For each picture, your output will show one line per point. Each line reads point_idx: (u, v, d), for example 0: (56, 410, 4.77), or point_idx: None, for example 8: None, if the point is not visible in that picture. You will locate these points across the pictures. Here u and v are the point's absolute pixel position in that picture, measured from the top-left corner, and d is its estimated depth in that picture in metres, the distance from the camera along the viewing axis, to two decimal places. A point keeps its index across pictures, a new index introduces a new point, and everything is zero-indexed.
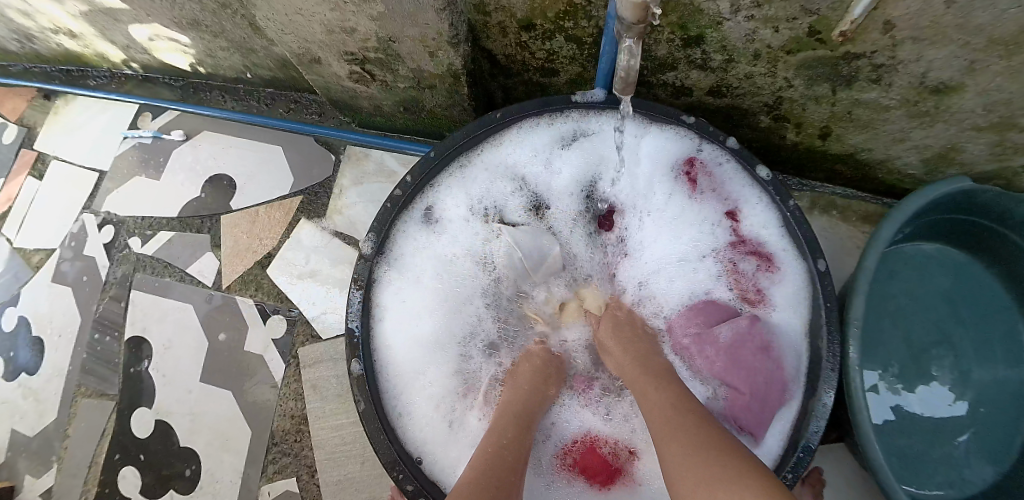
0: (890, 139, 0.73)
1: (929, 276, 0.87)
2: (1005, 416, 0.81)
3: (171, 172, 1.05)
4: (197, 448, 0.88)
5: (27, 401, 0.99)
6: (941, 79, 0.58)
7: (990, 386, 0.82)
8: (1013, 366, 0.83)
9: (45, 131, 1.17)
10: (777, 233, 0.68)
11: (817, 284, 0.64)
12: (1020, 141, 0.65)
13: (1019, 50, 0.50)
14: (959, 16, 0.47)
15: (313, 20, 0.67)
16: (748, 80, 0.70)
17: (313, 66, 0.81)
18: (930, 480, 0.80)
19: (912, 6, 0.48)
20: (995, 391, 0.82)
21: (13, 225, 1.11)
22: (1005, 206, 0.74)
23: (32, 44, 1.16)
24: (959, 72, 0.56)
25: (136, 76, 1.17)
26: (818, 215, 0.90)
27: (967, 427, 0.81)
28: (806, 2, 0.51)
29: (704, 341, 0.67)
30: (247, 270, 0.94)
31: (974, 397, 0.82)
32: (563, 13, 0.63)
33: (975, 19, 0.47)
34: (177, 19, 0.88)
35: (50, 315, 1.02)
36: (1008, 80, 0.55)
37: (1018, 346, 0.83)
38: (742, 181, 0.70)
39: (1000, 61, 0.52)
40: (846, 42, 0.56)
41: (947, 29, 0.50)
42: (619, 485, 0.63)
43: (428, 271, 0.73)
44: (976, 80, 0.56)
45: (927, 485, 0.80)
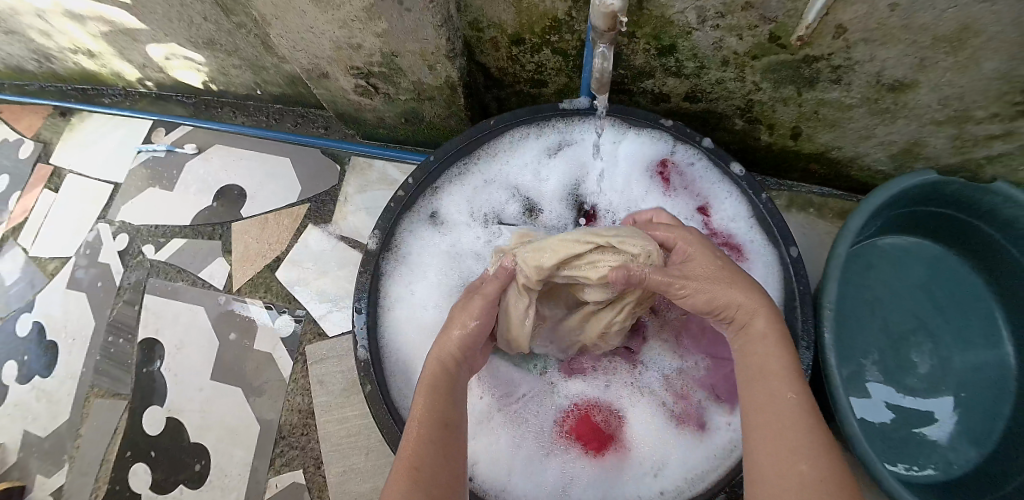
0: (857, 137, 0.80)
1: (904, 268, 0.93)
2: (985, 398, 0.86)
3: (183, 184, 1.10)
4: (206, 443, 0.92)
5: (39, 403, 1.02)
6: (895, 76, 0.65)
7: (971, 370, 0.87)
8: (990, 352, 0.88)
9: (60, 146, 1.23)
10: (746, 225, 0.74)
11: (790, 270, 0.69)
12: (975, 134, 0.71)
13: (961, 47, 0.57)
14: (903, 17, 0.54)
15: (323, 36, 0.73)
16: (721, 85, 0.76)
17: (321, 81, 0.87)
18: (915, 461, 0.85)
19: (859, 10, 0.54)
20: (974, 376, 0.87)
21: (29, 234, 1.16)
22: (968, 197, 0.80)
23: (51, 64, 1.23)
24: (910, 69, 0.63)
25: (150, 93, 1.23)
26: (796, 213, 0.96)
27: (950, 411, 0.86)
28: (765, 10, 0.58)
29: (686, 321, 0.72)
30: (257, 273, 0.99)
31: (953, 382, 0.87)
32: (548, 28, 0.70)
33: (917, 19, 0.54)
34: (194, 39, 0.95)
35: (64, 320, 1.06)
36: (956, 75, 0.62)
37: (992, 333, 0.89)
38: (715, 178, 0.76)
39: (946, 57, 0.59)
40: (805, 46, 0.63)
41: (894, 30, 0.57)
42: (611, 452, 0.67)
43: (428, 267, 0.79)
44: (927, 77, 0.63)
45: (913, 466, 0.84)
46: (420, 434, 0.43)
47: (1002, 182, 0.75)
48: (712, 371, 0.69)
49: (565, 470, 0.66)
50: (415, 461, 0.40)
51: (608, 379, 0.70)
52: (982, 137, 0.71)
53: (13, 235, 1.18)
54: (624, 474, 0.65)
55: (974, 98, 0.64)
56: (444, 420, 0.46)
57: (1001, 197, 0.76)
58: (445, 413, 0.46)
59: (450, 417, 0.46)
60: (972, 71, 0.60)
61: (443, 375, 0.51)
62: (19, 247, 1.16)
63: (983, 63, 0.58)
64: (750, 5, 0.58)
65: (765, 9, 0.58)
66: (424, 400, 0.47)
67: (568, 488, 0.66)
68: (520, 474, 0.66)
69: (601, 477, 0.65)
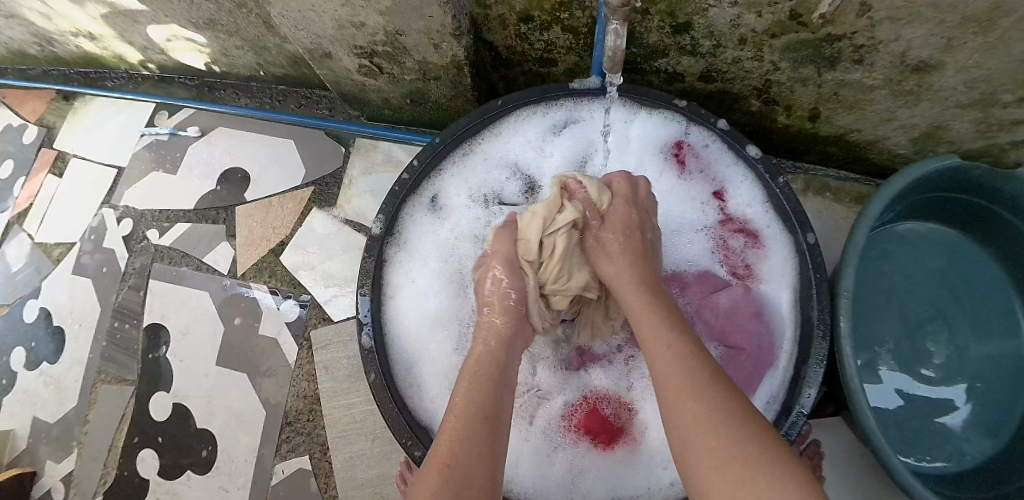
0: (878, 119, 0.77)
1: (921, 255, 0.90)
2: (1003, 388, 0.83)
3: (187, 167, 1.09)
4: (213, 429, 0.92)
5: (48, 388, 1.02)
6: (921, 57, 0.61)
7: (989, 360, 0.85)
8: (1008, 342, 0.85)
9: (64, 131, 1.22)
10: (762, 210, 0.72)
11: (806, 257, 0.66)
12: (1002, 117, 0.68)
13: (990, 27, 0.54)
14: None
15: (325, 15, 0.71)
16: (737, 65, 0.73)
17: (324, 61, 0.85)
18: (928, 452, 0.83)
19: None
20: (991, 365, 0.85)
21: (34, 220, 1.16)
22: (991, 183, 0.77)
23: (53, 47, 1.22)
24: (937, 50, 0.60)
25: (152, 77, 1.22)
26: (811, 197, 0.93)
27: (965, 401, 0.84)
28: None
29: (702, 307, 0.73)
30: (262, 257, 0.98)
31: (969, 372, 0.85)
32: (558, 5, 0.67)
33: None
34: (195, 19, 0.93)
35: (71, 306, 1.06)
36: (983, 57, 0.59)
37: (1011, 322, 0.86)
38: (729, 161, 0.73)
39: (973, 38, 0.56)
40: (827, 24, 0.60)
41: (920, 9, 0.53)
42: (621, 444, 0.65)
43: (434, 253, 0.77)
44: (954, 58, 0.60)
45: (925, 458, 0.83)
46: (457, 428, 0.45)
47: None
48: (727, 358, 0.70)
49: (574, 462, 0.65)
50: (447, 458, 0.42)
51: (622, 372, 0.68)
52: (1009, 122, 0.69)
53: (19, 221, 1.17)
54: (635, 467, 0.63)
55: (1002, 81, 0.62)
56: (486, 415, 0.46)
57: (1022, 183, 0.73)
58: (486, 407, 0.46)
59: (493, 410, 0.47)
60: (1002, 53, 0.57)
61: (487, 372, 0.51)
62: (24, 233, 1.16)
63: (1011, 44, 0.55)
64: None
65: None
66: (463, 393, 0.48)
67: (578, 480, 0.64)
68: (527, 464, 0.65)
69: (611, 468, 0.64)
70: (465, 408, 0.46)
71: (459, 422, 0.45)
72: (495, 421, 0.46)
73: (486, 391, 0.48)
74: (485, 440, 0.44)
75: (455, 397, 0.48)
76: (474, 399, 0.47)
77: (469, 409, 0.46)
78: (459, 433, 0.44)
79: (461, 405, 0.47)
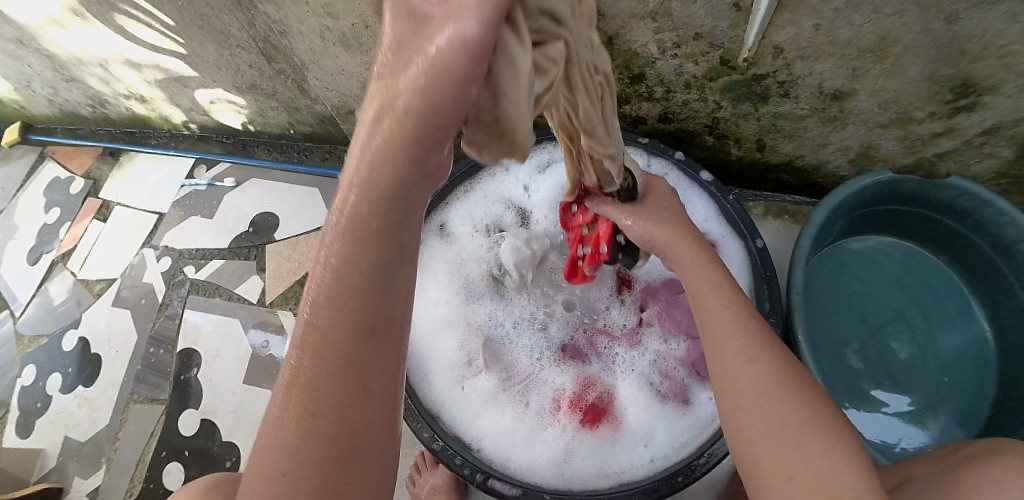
0: (815, 144, 0.93)
1: (877, 265, 1.03)
2: (968, 379, 0.94)
3: (222, 213, 1.23)
4: (238, 441, 1.00)
5: (81, 409, 1.10)
6: (835, 86, 0.78)
7: (955, 354, 0.96)
8: (965, 338, 0.97)
9: (109, 182, 1.38)
10: (716, 223, 0.86)
11: (756, 259, 0.81)
12: (922, 132, 0.83)
13: (884, 56, 0.70)
14: (828, 35, 0.68)
15: (352, 77, 0.89)
16: (687, 106, 0.90)
17: (348, 117, 1.02)
18: (907, 442, 0.91)
19: (791, 32, 0.68)
20: (954, 360, 0.95)
21: (77, 260, 1.29)
22: (930, 193, 0.90)
23: (105, 108, 1.40)
24: (846, 80, 0.76)
25: (192, 136, 1.40)
26: (770, 220, 1.07)
27: (938, 393, 0.93)
28: (712, 39, 0.73)
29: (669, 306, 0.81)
30: (288, 288, 1.10)
31: (937, 367, 0.95)
32: None
33: (841, 36, 0.68)
34: (238, 84, 1.11)
35: (108, 334, 1.16)
36: (887, 81, 0.75)
37: (965, 320, 0.98)
38: (686, 184, 0.89)
39: (873, 66, 0.72)
40: (751, 66, 0.76)
41: (823, 46, 0.70)
42: (605, 424, 0.74)
43: (438, 271, 0.89)
44: (862, 84, 0.76)
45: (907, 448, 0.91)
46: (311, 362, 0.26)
47: (957, 177, 0.85)
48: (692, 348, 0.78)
49: (566, 442, 0.73)
50: (308, 399, 0.26)
51: (602, 366, 0.80)
52: (928, 136, 0.84)
53: (63, 260, 1.30)
54: (619, 444, 0.73)
55: (910, 101, 0.77)
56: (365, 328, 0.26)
57: (955, 189, 0.86)
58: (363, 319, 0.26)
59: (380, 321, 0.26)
60: (901, 75, 0.73)
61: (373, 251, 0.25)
62: (67, 271, 1.28)
63: (908, 68, 0.71)
64: (699, 35, 0.72)
65: (712, 38, 0.72)
66: (318, 316, 0.26)
67: (569, 458, 0.72)
68: (526, 446, 0.73)
69: (595, 446, 0.73)
70: (330, 313, 0.26)
71: (325, 338, 0.26)
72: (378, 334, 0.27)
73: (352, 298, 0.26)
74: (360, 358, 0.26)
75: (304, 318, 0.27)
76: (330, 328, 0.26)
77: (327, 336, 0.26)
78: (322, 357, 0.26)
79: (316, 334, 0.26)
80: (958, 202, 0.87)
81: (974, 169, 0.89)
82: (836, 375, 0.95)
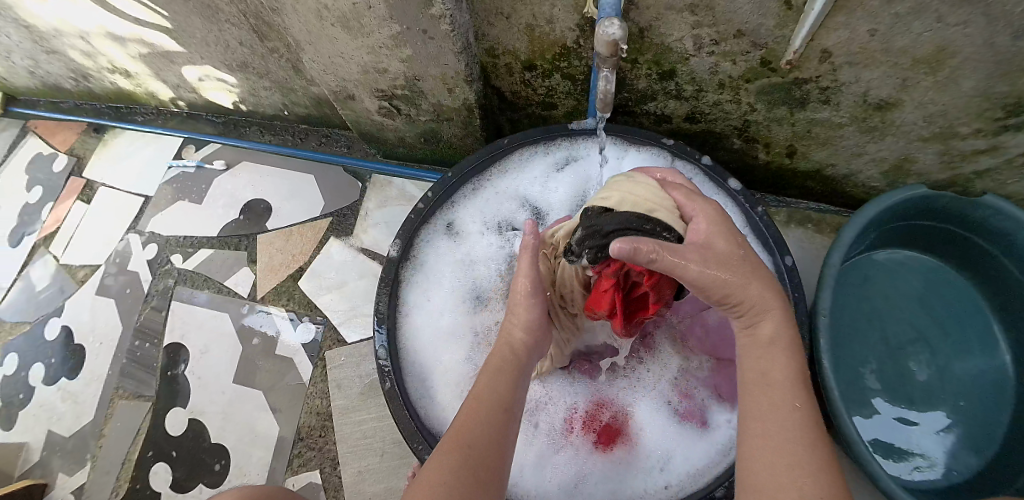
0: (849, 154, 0.86)
1: (901, 280, 0.97)
2: (985, 405, 0.88)
3: (211, 198, 1.16)
4: (226, 444, 0.95)
5: (64, 403, 1.06)
6: (881, 96, 0.71)
7: (972, 378, 0.90)
8: (987, 361, 0.91)
9: (93, 160, 1.30)
10: (743, 234, 0.80)
11: (785, 276, 0.75)
12: (962, 149, 0.76)
13: (939, 68, 0.63)
14: (882, 42, 0.61)
15: (352, 61, 0.81)
16: (718, 107, 0.83)
17: (347, 102, 0.94)
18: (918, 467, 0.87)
19: (842, 35, 0.61)
20: (972, 385, 0.90)
21: (60, 243, 1.22)
22: (963, 210, 0.84)
23: (88, 82, 1.31)
24: (893, 89, 0.69)
25: (181, 113, 1.31)
26: (794, 228, 1.00)
27: (954, 416, 0.88)
28: (755, 37, 0.66)
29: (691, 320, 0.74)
30: (280, 282, 1.04)
31: (953, 391, 0.90)
32: (558, 55, 0.78)
33: (896, 43, 0.60)
34: (228, 61, 1.03)
35: (92, 325, 1.11)
36: (936, 94, 0.67)
37: (990, 341, 0.92)
38: (711, 191, 0.82)
39: (925, 78, 0.65)
40: (793, 69, 0.69)
41: (874, 53, 0.63)
42: (618, 447, 0.70)
43: (444, 275, 0.84)
44: (910, 96, 0.69)
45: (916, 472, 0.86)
46: (479, 405, 0.48)
47: (988, 195, 0.79)
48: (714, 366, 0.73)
49: (575, 465, 0.70)
50: (473, 416, 0.47)
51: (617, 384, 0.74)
52: (969, 153, 0.77)
53: (44, 244, 1.23)
54: (630, 469, 0.69)
55: (957, 115, 0.70)
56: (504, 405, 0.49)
57: (991, 208, 0.79)
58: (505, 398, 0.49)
59: (510, 402, 0.49)
60: (952, 90, 0.66)
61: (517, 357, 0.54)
62: (50, 255, 1.22)
63: (961, 82, 0.64)
64: (741, 32, 0.65)
65: (755, 36, 0.66)
66: (488, 383, 0.51)
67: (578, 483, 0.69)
68: (530, 469, 0.70)
69: (607, 472, 0.69)
70: (481, 399, 0.49)
71: (477, 411, 0.47)
72: (511, 412, 0.49)
73: (505, 383, 0.51)
74: (496, 426, 0.46)
75: (478, 383, 0.51)
76: (496, 390, 0.50)
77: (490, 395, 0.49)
78: (477, 419, 0.46)
79: (483, 390, 0.50)
80: (993, 222, 0.81)
81: (1011, 188, 0.83)
82: (848, 394, 0.90)
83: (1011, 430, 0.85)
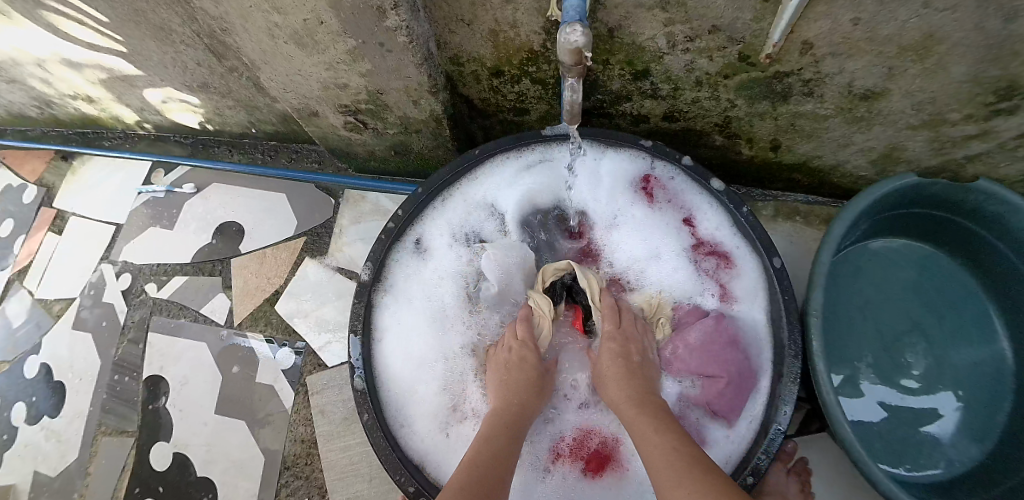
0: (835, 145, 0.82)
1: (894, 270, 0.94)
2: (985, 394, 0.86)
3: (183, 223, 1.13)
4: (213, 477, 0.93)
5: (47, 442, 1.04)
6: (866, 86, 0.67)
7: (971, 368, 0.87)
8: (984, 349, 0.88)
9: (63, 190, 1.26)
10: (730, 233, 0.77)
11: (774, 278, 0.71)
12: (952, 135, 0.73)
13: (927, 54, 0.59)
14: (867, 30, 0.57)
15: (311, 78, 0.77)
16: (697, 104, 0.79)
17: (311, 119, 0.91)
18: (916, 462, 0.84)
19: (824, 26, 0.57)
20: (971, 374, 0.87)
21: (35, 277, 1.19)
22: (955, 197, 0.80)
23: (53, 109, 1.27)
24: (880, 79, 0.65)
25: (149, 135, 1.27)
26: (782, 222, 0.97)
27: (953, 408, 0.86)
28: (731, 32, 0.62)
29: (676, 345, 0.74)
30: (257, 307, 1.01)
31: (951, 380, 0.87)
32: (525, 59, 0.74)
33: (880, 32, 0.57)
34: (189, 82, 0.99)
35: (71, 360, 1.08)
36: (925, 81, 0.64)
37: (988, 329, 0.89)
38: (695, 191, 0.79)
39: (912, 65, 0.61)
40: (774, 63, 0.65)
41: (858, 43, 0.59)
42: (608, 472, 0.68)
43: (418, 293, 0.81)
44: (897, 84, 0.65)
45: (915, 468, 0.84)
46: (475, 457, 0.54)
47: (983, 179, 0.75)
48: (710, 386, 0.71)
49: (563, 488, 0.68)
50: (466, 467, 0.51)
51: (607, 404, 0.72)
52: (960, 139, 0.74)
53: (19, 278, 1.20)
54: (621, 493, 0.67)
55: (947, 102, 0.66)
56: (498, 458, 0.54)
57: (985, 194, 0.76)
58: (499, 453, 0.54)
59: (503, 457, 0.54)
60: (941, 77, 0.62)
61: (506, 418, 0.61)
62: (25, 289, 1.19)
63: (950, 69, 0.60)
64: (716, 28, 0.61)
65: (731, 31, 0.62)
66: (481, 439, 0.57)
67: None
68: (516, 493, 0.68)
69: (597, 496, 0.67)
70: (477, 452, 0.54)
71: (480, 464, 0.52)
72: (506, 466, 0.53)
73: (501, 441, 0.57)
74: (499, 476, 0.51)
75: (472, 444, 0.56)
76: (486, 445, 0.55)
77: (482, 450, 0.54)
78: (475, 469, 0.51)
79: (477, 448, 0.55)
80: (986, 207, 0.78)
81: (1004, 171, 0.79)
82: (842, 390, 0.88)
83: (1011, 418, 0.83)
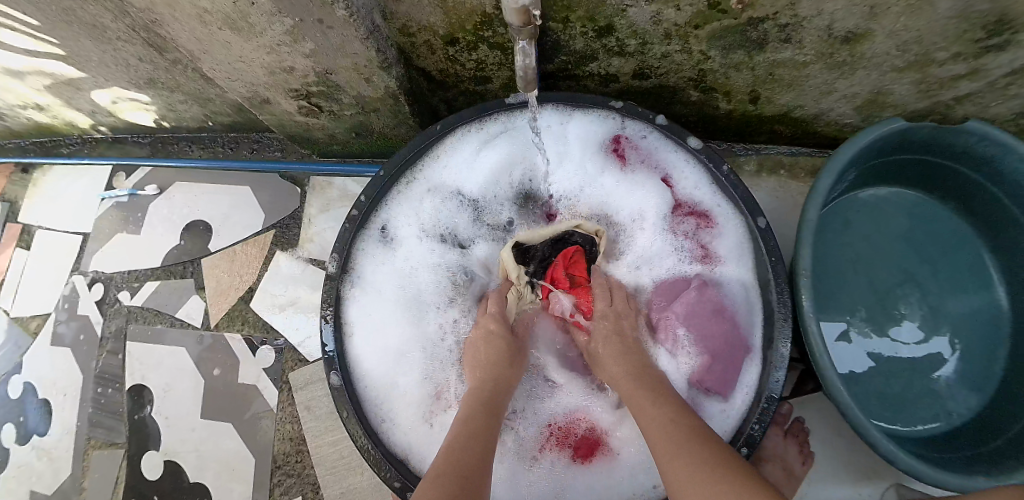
0: (818, 94, 0.78)
1: (886, 219, 0.90)
2: (984, 343, 0.84)
3: (149, 226, 1.09)
4: (206, 482, 0.92)
5: (40, 460, 1.03)
6: (847, 28, 0.62)
7: (968, 315, 0.85)
8: (982, 294, 0.86)
9: (26, 203, 1.22)
10: (708, 192, 0.73)
11: (760, 237, 0.67)
12: (940, 76, 0.69)
13: None
14: None
15: (254, 64, 0.72)
16: (667, 59, 0.74)
17: (264, 107, 0.86)
18: (915, 418, 0.83)
19: None
20: (968, 322, 0.85)
21: (7, 296, 1.16)
22: (943, 139, 0.76)
23: (4, 120, 1.22)
24: (861, 19, 0.60)
25: (107, 137, 1.22)
26: (766, 177, 0.93)
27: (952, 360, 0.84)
28: None
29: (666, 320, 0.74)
30: (232, 306, 0.99)
31: (948, 330, 0.85)
32: (479, 24, 0.68)
33: None
34: (134, 79, 0.94)
35: (54, 377, 1.06)
36: (909, 19, 0.59)
37: (983, 274, 0.87)
38: (670, 149, 0.75)
39: (895, 2, 0.56)
40: (746, 9, 0.60)
41: None
42: (598, 456, 0.67)
43: (389, 285, 0.78)
44: (880, 24, 0.60)
45: (912, 422, 0.83)
46: (454, 440, 0.50)
47: (973, 121, 0.71)
48: (704, 357, 0.70)
49: (554, 473, 0.67)
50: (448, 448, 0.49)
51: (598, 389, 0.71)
52: (947, 79, 0.69)
53: None
54: (613, 475, 0.66)
55: (932, 40, 0.62)
56: (482, 431, 0.53)
57: (978, 137, 0.71)
58: (481, 426, 0.53)
59: (486, 430, 0.53)
60: (926, 13, 0.57)
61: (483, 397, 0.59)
62: None
63: (935, 4, 0.55)
64: None
65: None
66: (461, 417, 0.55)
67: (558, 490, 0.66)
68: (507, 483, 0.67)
69: (589, 480, 0.66)
70: (459, 430, 0.52)
71: (456, 440, 0.50)
72: (489, 439, 0.52)
73: (482, 414, 0.56)
74: (479, 453, 0.49)
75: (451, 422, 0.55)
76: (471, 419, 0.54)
77: (465, 427, 0.53)
78: (457, 446, 0.49)
79: (458, 425, 0.53)
80: (976, 150, 0.74)
81: (994, 110, 0.76)
82: (838, 349, 0.85)
83: (1010, 365, 0.81)
